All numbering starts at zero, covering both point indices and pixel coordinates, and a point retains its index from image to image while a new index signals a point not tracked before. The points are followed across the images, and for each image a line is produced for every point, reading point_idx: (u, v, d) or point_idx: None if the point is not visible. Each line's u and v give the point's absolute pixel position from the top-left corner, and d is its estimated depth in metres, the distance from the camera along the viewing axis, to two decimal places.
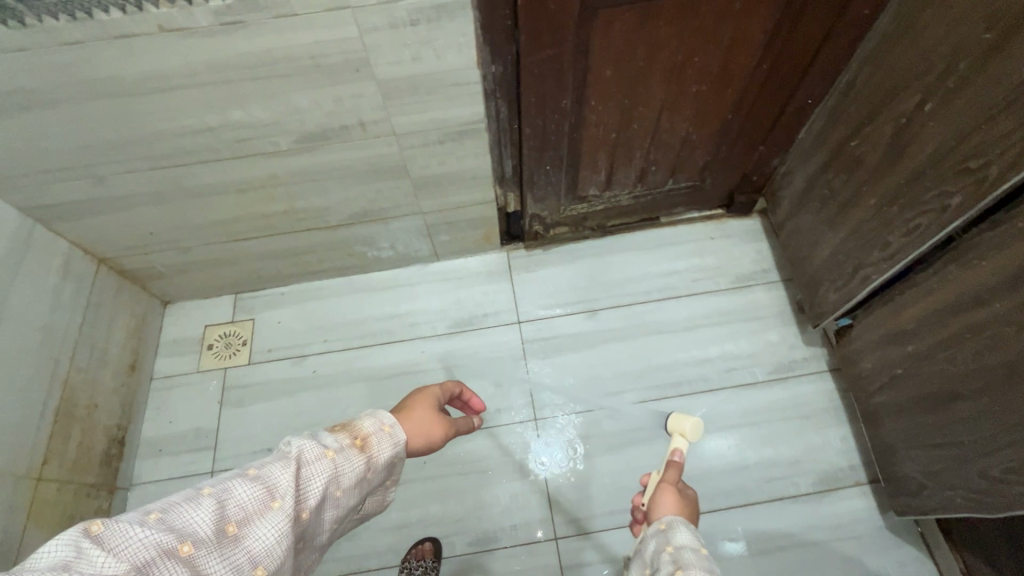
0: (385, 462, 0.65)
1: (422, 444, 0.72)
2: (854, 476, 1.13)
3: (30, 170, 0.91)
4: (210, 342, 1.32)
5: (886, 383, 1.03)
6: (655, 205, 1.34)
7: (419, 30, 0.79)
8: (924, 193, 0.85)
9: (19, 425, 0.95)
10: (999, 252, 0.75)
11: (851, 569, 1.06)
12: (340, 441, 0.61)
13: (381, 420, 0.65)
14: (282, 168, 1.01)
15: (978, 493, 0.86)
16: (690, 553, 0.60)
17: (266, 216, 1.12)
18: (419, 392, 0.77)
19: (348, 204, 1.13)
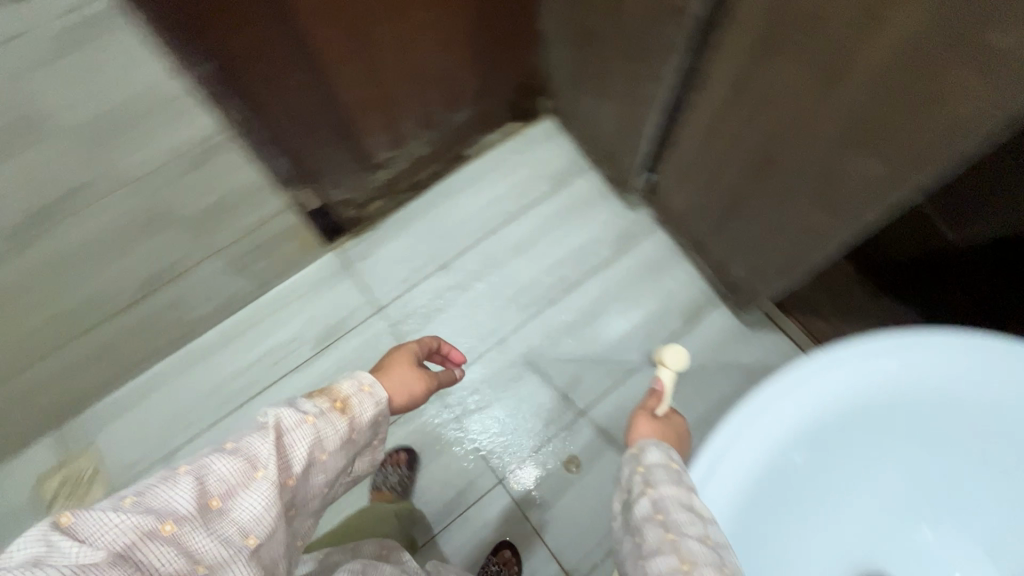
0: (369, 422, 0.59)
1: (404, 402, 0.67)
2: (708, 298, 1.30)
3: None
4: (52, 494, 1.12)
5: (696, 210, 1.18)
6: (453, 141, 1.34)
7: (78, 61, 0.64)
8: (644, 42, 0.94)
9: None
10: (723, 67, 0.87)
11: (733, 373, 1.24)
12: (318, 404, 0.55)
13: (359, 379, 0.60)
14: (13, 278, 0.83)
15: (779, 269, 1.03)
16: (661, 471, 0.58)
17: (31, 335, 0.94)
18: (391, 353, 0.72)
19: (125, 279, 0.98)
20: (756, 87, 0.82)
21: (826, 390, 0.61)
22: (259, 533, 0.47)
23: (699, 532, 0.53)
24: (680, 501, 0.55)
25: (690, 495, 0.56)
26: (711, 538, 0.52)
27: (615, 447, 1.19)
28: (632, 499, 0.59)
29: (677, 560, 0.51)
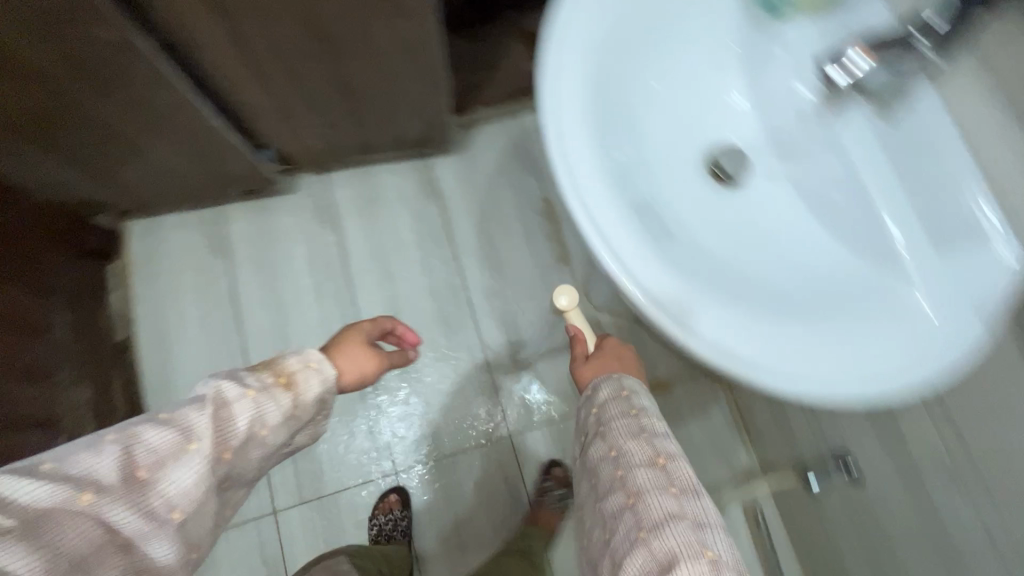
0: (317, 401, 0.57)
1: (351, 380, 0.68)
2: (418, 166, 1.30)
3: None
4: None
5: (330, 132, 1.11)
6: (94, 341, 1.08)
7: None
8: (106, 70, 0.77)
9: None
10: (193, 19, 0.74)
11: (494, 181, 1.30)
12: (260, 379, 0.53)
13: (308, 355, 0.58)
14: None
15: (428, 95, 1.05)
16: (610, 405, 0.62)
17: None
18: (346, 331, 0.73)
19: None
20: (241, 5, 0.72)
21: (572, 104, 0.56)
22: (184, 507, 0.46)
23: (648, 455, 0.57)
24: (629, 431, 0.58)
25: (646, 422, 0.59)
26: (661, 459, 0.56)
27: (514, 313, 1.24)
28: (589, 441, 0.63)
29: (625, 495, 0.55)
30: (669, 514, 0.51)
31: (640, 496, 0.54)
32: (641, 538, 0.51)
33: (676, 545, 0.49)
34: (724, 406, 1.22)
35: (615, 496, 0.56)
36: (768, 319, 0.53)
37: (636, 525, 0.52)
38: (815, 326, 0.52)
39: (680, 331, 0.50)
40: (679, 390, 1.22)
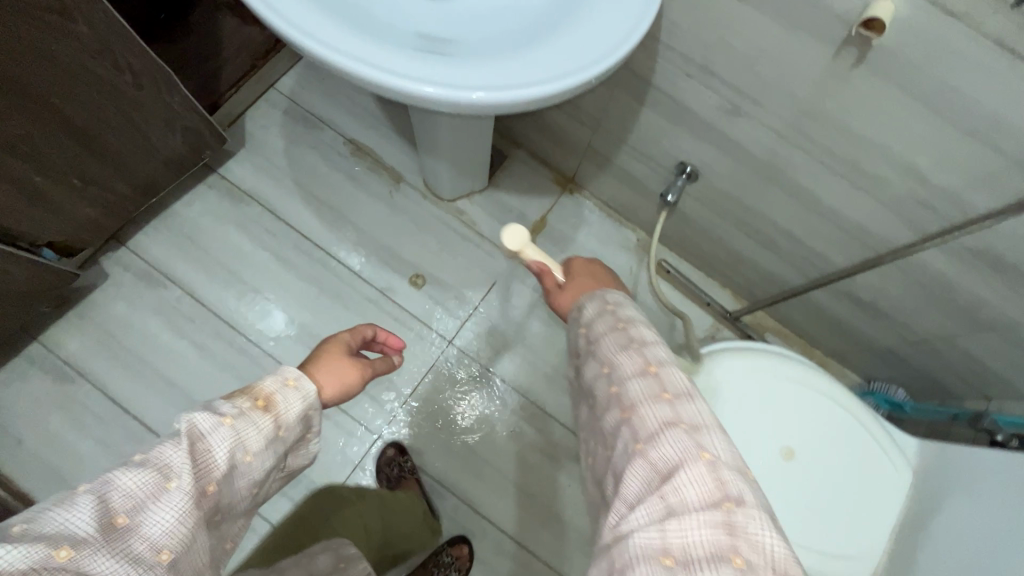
0: (300, 418, 0.51)
1: (335, 395, 0.59)
2: (212, 182, 1.25)
3: None
4: None
5: (97, 192, 1.03)
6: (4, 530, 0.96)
7: None
8: None
9: None
10: None
11: (291, 152, 1.29)
12: (236, 406, 0.46)
13: (285, 374, 0.51)
14: None
15: (171, 100, 1.01)
16: (594, 321, 0.58)
17: None
18: (326, 343, 0.63)
19: None
20: None
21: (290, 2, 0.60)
22: (173, 546, 0.39)
23: (638, 364, 0.53)
24: (619, 344, 0.55)
25: (636, 333, 0.55)
26: (652, 366, 0.52)
27: (386, 245, 1.27)
28: (580, 361, 0.59)
29: (620, 410, 0.51)
30: (665, 422, 0.47)
31: (637, 412, 0.49)
32: (638, 448, 0.47)
33: (673, 452, 0.45)
34: (594, 205, 1.34)
35: (611, 411, 0.52)
36: (545, 49, 0.62)
37: (632, 436, 0.48)
38: (576, 30, 0.63)
39: (496, 93, 0.57)
40: (554, 215, 1.33)
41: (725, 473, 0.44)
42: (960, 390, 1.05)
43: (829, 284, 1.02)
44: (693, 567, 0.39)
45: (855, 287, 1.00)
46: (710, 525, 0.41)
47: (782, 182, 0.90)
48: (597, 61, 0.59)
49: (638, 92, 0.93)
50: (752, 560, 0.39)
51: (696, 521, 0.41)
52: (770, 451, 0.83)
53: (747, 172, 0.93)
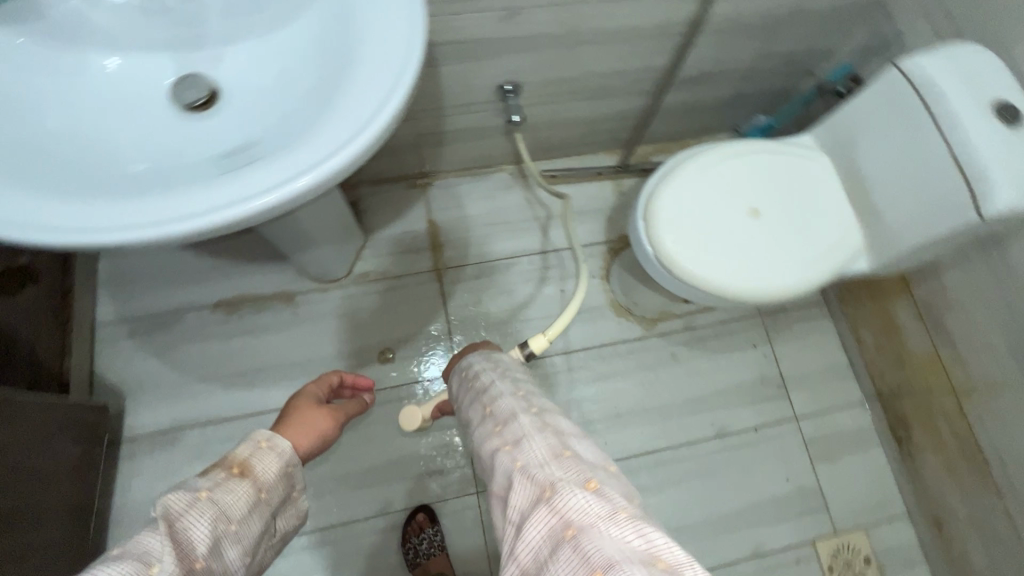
0: (278, 478, 0.54)
1: (315, 444, 0.65)
2: (132, 450, 1.09)
3: None
4: (851, 556, 1.16)
5: (43, 555, 0.86)
6: None
7: None
8: None
9: (1002, 429, 0.99)
10: None
11: (175, 360, 1.15)
12: (211, 479, 0.48)
13: (256, 438, 0.56)
14: None
15: (22, 418, 0.85)
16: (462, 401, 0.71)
17: None
18: (295, 403, 0.70)
19: None
20: None
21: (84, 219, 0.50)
22: None
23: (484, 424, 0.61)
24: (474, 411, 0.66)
25: (483, 397, 0.65)
26: (491, 418, 0.60)
27: (335, 354, 1.20)
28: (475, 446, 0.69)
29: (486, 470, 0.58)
30: (500, 460, 0.54)
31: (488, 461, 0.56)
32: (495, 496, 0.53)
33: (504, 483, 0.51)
34: (455, 177, 1.35)
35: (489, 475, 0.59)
36: (354, 69, 0.58)
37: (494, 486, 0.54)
38: (364, 37, 0.60)
39: (359, 135, 0.53)
40: (435, 212, 1.32)
41: (540, 466, 0.48)
42: (797, 80, 1.25)
43: (667, 83, 1.13)
44: (541, 565, 0.42)
45: (685, 71, 1.12)
46: (538, 516, 0.43)
47: (582, 38, 0.97)
48: (409, 48, 0.58)
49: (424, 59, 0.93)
50: (582, 522, 0.41)
51: (527, 523, 0.44)
52: (739, 215, 0.95)
53: (552, 52, 0.99)
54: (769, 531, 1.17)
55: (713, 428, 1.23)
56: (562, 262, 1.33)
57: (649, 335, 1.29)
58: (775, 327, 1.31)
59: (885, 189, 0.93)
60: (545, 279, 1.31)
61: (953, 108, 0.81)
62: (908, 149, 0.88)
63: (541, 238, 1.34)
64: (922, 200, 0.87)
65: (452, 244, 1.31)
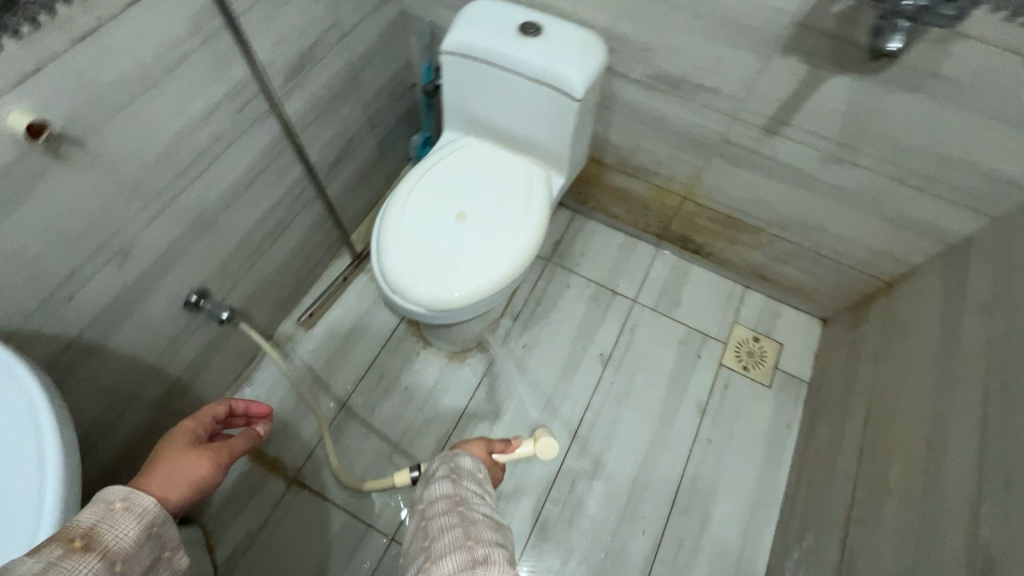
0: (140, 543, 0.41)
1: (189, 492, 0.50)
2: None
3: (978, 274, 0.91)
4: (748, 347, 1.35)
5: None
6: None
7: None
8: None
9: (733, 197, 1.19)
10: None
11: None
12: (44, 552, 0.36)
13: (105, 497, 0.42)
14: (929, 510, 0.78)
15: None
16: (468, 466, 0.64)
17: (875, 460, 0.95)
18: (166, 442, 0.55)
19: (855, 565, 0.88)
20: None
21: None
22: None
23: (480, 503, 0.58)
24: (470, 479, 0.62)
25: (484, 489, 0.62)
26: (487, 511, 0.58)
27: None
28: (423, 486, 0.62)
29: (455, 514, 0.54)
30: (485, 532, 0.52)
31: (470, 514, 0.54)
32: (466, 540, 0.49)
33: (489, 546, 0.49)
34: (233, 393, 1.22)
35: (446, 513, 0.54)
36: None
37: (464, 532, 0.51)
38: None
39: (44, 434, 0.47)
40: None
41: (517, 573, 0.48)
42: (409, 96, 1.37)
43: (318, 179, 1.16)
44: None
45: (322, 160, 1.16)
46: None
47: (211, 214, 0.94)
48: None
49: (84, 354, 0.82)
50: None
51: None
52: (450, 223, 1.00)
53: (198, 242, 0.94)
54: (694, 387, 1.30)
55: (598, 363, 1.32)
56: (387, 366, 1.29)
57: (496, 350, 1.33)
58: (565, 257, 1.45)
59: (522, 125, 1.05)
60: (385, 391, 1.27)
61: (501, 48, 0.95)
62: (503, 91, 1.00)
63: (350, 365, 1.29)
64: (541, 117, 1.01)
65: (283, 446, 1.19)
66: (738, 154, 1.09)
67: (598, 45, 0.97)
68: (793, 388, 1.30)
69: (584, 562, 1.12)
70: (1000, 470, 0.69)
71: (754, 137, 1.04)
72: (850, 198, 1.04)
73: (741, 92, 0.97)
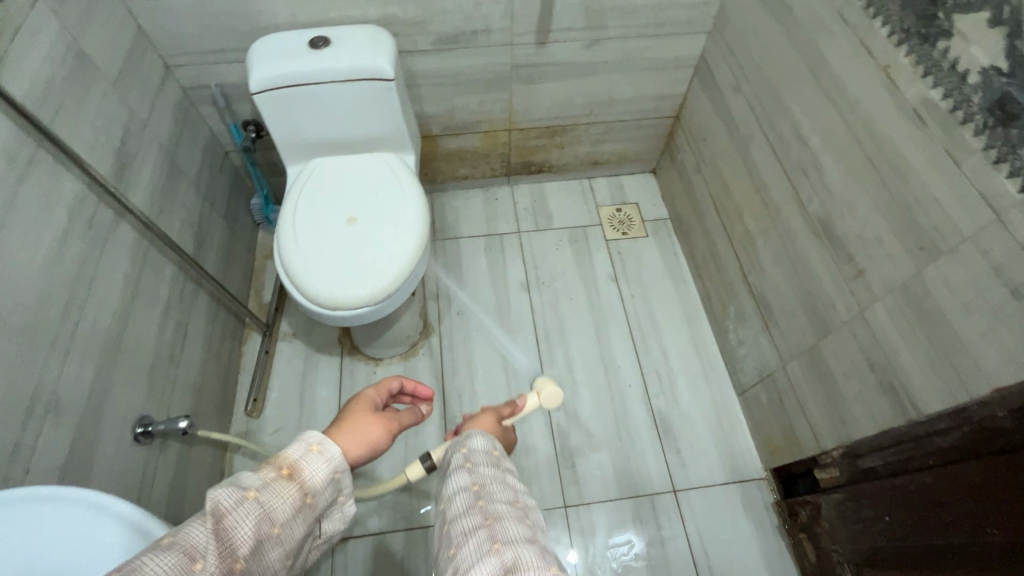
0: (329, 481, 0.49)
1: (362, 451, 0.57)
2: None
3: (721, 69, 1.24)
4: (618, 217, 1.62)
5: None
6: None
7: (1009, 298, 0.65)
8: None
9: (544, 108, 1.42)
10: None
11: None
12: (261, 476, 0.45)
13: (307, 439, 0.50)
14: (779, 222, 1.07)
15: None
16: (481, 446, 0.54)
17: (734, 224, 1.25)
18: (357, 400, 0.62)
19: (763, 293, 1.16)
20: None
21: None
22: None
23: (506, 490, 0.49)
24: (490, 462, 0.52)
25: (507, 471, 0.53)
26: (515, 499, 0.49)
27: None
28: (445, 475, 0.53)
29: (478, 513, 0.45)
30: (513, 534, 0.43)
31: (494, 509, 0.46)
32: (494, 546, 0.42)
33: (523, 553, 0.41)
34: None
35: (466, 517, 0.46)
36: None
37: (491, 535, 0.43)
38: None
39: None
40: None
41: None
42: (228, 164, 1.37)
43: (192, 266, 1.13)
44: None
45: (185, 249, 1.13)
46: None
47: (114, 336, 0.89)
48: None
49: None
50: None
51: None
52: (343, 228, 1.07)
53: (117, 364, 0.89)
54: (599, 265, 1.53)
55: (523, 290, 1.48)
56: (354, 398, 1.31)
57: (437, 329, 1.42)
58: (445, 229, 1.58)
59: (357, 125, 1.14)
60: None
61: (305, 65, 1.03)
62: (325, 103, 1.09)
63: (320, 418, 1.28)
64: (371, 111, 1.12)
65: None
66: (529, 71, 1.31)
67: (383, 31, 1.11)
68: (662, 227, 1.60)
69: (606, 431, 1.29)
70: (798, 166, 1.00)
71: (533, 52, 1.27)
72: (619, 65, 1.33)
73: (506, 22, 1.19)
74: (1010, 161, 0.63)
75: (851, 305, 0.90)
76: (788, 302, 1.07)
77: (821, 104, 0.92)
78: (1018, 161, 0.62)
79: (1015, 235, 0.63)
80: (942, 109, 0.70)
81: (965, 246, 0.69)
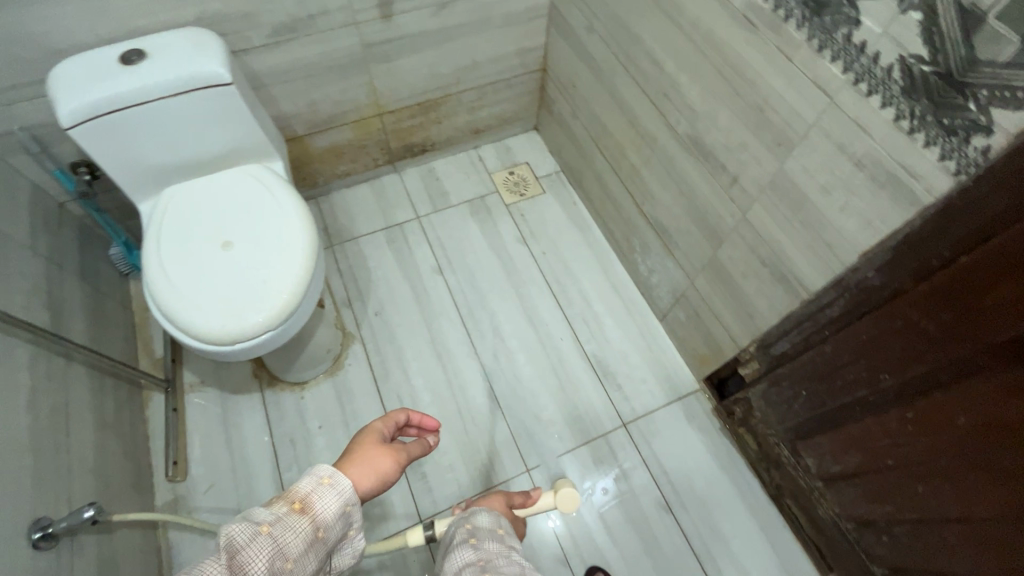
0: (341, 515, 0.47)
1: (374, 485, 0.53)
2: None
3: (572, 11, 1.24)
4: (512, 180, 1.61)
5: None
6: (836, 553, 1.04)
7: (854, 170, 0.72)
8: None
9: (409, 85, 1.36)
10: None
11: None
12: (274, 509, 0.44)
13: (318, 471, 0.48)
14: (657, 149, 1.11)
15: None
16: (485, 520, 0.54)
17: (619, 161, 1.29)
18: (365, 431, 0.59)
19: (659, 220, 1.21)
20: None
21: None
22: None
23: (516, 563, 0.48)
24: (499, 539, 0.51)
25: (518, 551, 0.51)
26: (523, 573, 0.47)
27: None
28: (448, 550, 0.51)
29: None
30: None
31: None
32: None
33: None
34: None
35: None
36: None
37: None
38: None
39: None
40: None
41: None
42: (68, 217, 1.20)
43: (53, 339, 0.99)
44: None
45: (38, 322, 0.98)
46: None
47: None
48: None
49: None
50: None
51: None
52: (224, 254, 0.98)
53: None
54: (506, 231, 1.52)
55: (437, 273, 1.45)
56: (287, 428, 1.23)
57: (358, 335, 1.35)
58: (340, 232, 1.49)
59: (206, 140, 1.03)
60: (305, 444, 1.21)
61: (125, 84, 0.90)
62: (162, 123, 0.97)
63: (256, 460, 1.19)
64: (219, 122, 1.01)
65: None
66: (383, 48, 1.25)
67: (207, 32, 0.99)
68: (556, 180, 1.62)
69: (550, 388, 1.31)
70: (661, 92, 1.03)
71: (381, 28, 1.20)
72: (473, 27, 1.30)
73: (343, 1, 1.11)
74: (830, 47, 0.68)
75: (734, 210, 0.96)
76: (681, 223, 1.13)
77: (667, 27, 0.95)
78: (835, 44, 0.67)
79: (847, 112, 0.69)
80: (767, 10, 0.75)
81: (812, 133, 0.75)
